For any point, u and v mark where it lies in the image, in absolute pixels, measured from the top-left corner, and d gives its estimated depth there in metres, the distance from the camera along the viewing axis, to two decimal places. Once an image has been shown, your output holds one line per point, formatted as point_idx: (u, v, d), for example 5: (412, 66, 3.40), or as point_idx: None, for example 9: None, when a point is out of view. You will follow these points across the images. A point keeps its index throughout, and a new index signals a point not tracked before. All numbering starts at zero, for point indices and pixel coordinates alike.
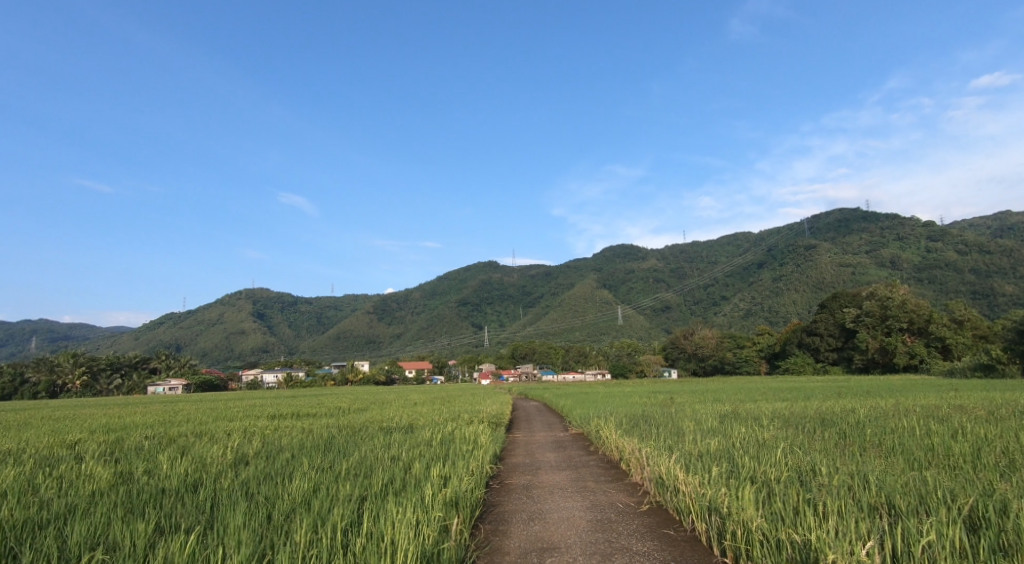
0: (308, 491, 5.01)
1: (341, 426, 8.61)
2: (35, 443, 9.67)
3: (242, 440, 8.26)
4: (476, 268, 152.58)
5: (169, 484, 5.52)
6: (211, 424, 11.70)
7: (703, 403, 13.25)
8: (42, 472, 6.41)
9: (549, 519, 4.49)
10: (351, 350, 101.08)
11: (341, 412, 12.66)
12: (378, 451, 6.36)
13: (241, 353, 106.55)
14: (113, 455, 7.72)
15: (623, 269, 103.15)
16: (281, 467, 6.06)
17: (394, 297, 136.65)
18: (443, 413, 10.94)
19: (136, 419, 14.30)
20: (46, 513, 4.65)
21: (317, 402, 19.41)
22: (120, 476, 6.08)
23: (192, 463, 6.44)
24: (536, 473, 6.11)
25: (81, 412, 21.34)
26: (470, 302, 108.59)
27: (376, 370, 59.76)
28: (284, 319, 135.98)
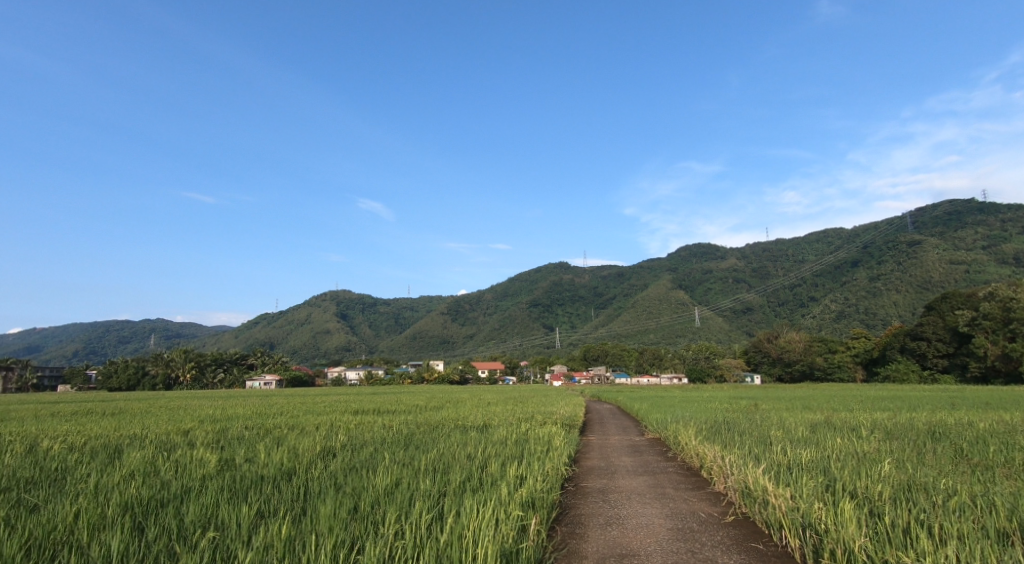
0: (392, 484, 5.16)
1: (420, 422, 8.83)
2: (151, 429, 10.55)
3: (328, 433, 8.59)
4: (549, 269, 152.41)
5: (266, 472, 5.82)
6: (303, 416, 12.42)
7: (794, 411, 12.60)
8: (155, 455, 6.94)
9: (627, 525, 4.41)
10: (426, 350, 103.90)
11: (420, 409, 13.01)
12: (455, 448, 6.48)
13: (326, 351, 112.04)
14: (215, 442, 8.26)
15: (701, 270, 100.53)
16: (366, 460, 6.27)
17: (468, 298, 139.18)
18: (517, 414, 11.00)
19: (237, 411, 15.31)
20: (162, 492, 5.03)
21: (398, 400, 20.08)
22: (223, 462, 6.50)
23: (283, 453, 6.76)
24: (612, 477, 6.02)
25: (191, 403, 23.25)
26: (542, 304, 109.00)
27: (451, 370, 61.05)
28: (365, 321, 141.57)
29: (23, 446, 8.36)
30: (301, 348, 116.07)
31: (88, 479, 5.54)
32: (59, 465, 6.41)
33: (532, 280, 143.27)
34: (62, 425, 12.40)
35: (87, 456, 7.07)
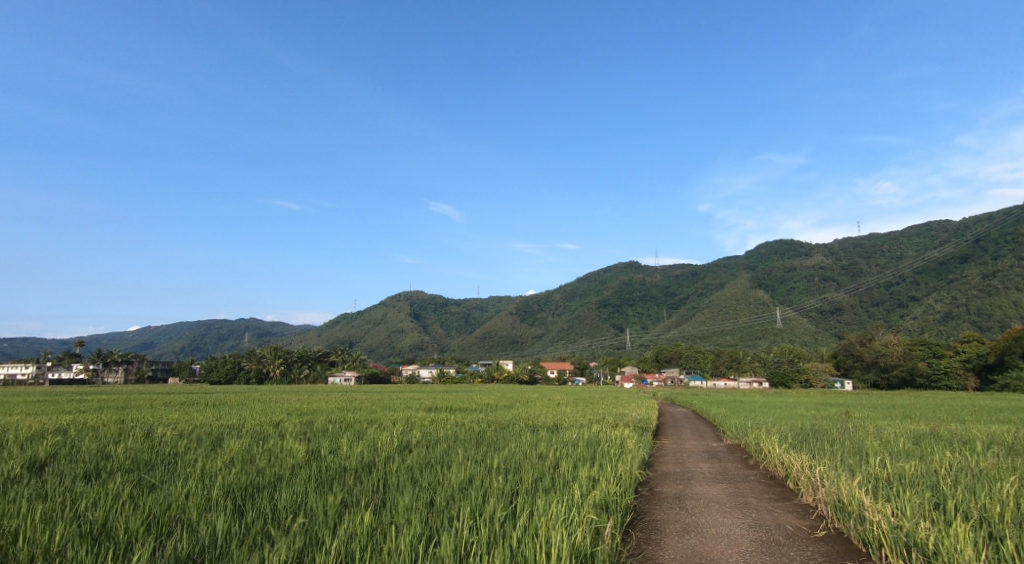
0: (465, 481, 5.22)
1: (491, 421, 8.90)
2: (246, 419, 11.24)
3: (404, 429, 8.79)
4: (619, 269, 150.19)
5: (349, 463, 6.05)
6: (381, 412, 12.83)
7: (890, 421, 11.75)
8: (249, 444, 7.36)
9: (705, 533, 4.27)
10: (496, 349, 105.00)
11: (491, 408, 13.09)
12: (527, 448, 6.49)
13: (400, 351, 115.47)
14: (301, 434, 8.66)
15: (783, 269, 96.03)
16: (440, 456, 6.37)
17: (537, 299, 139.47)
18: (589, 416, 10.88)
19: (320, 405, 15.97)
20: (257, 479, 5.33)
21: (471, 398, 20.31)
22: (310, 453, 6.80)
23: (363, 447, 6.99)
24: (689, 483, 5.84)
25: (279, 397, 24.52)
26: (611, 304, 107.66)
27: (520, 370, 61.36)
28: (436, 322, 144.73)
29: (136, 431, 9.08)
30: (377, 347, 119.99)
31: (192, 464, 5.94)
32: (169, 450, 6.92)
33: (602, 279, 141.72)
34: (169, 414, 13.37)
35: (191, 442, 7.60)
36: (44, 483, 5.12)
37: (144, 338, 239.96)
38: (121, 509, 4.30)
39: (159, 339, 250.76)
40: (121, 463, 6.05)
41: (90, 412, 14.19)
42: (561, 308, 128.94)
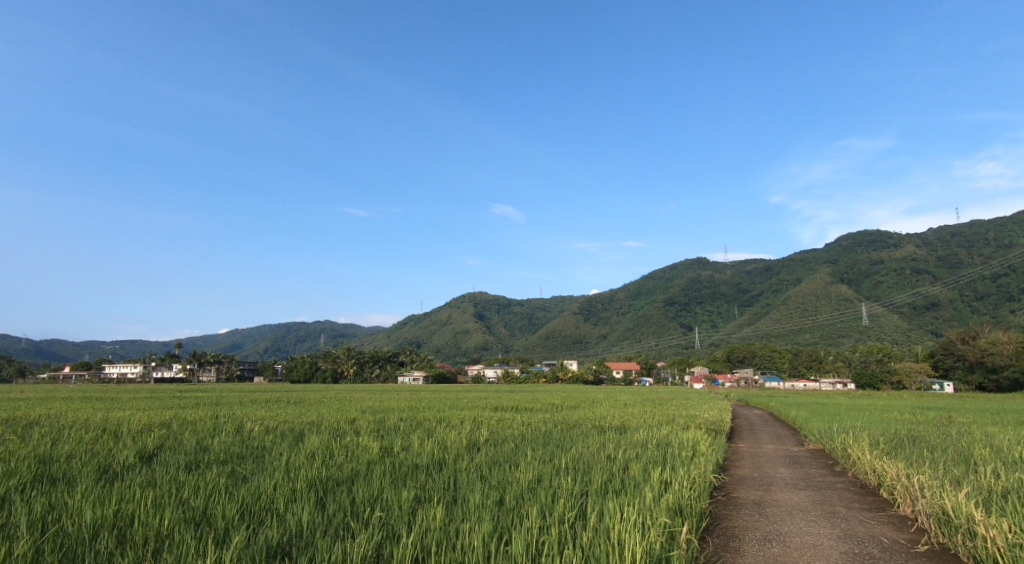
0: (534, 480, 5.21)
1: (558, 421, 8.84)
2: (323, 417, 11.66)
3: (472, 428, 8.86)
4: (687, 266, 146.20)
5: (422, 461, 6.16)
6: (450, 411, 12.99)
7: (997, 427, 10.81)
8: (328, 440, 7.61)
9: (790, 542, 4.07)
10: (560, 350, 104.79)
11: (557, 408, 13.02)
12: (596, 448, 6.41)
13: (466, 351, 117.36)
14: (375, 431, 8.88)
15: (869, 263, 90.52)
16: (509, 456, 6.37)
17: (601, 298, 138.06)
18: (659, 417, 10.63)
19: (393, 404, 16.35)
20: (336, 473, 5.50)
21: (538, 397, 20.25)
22: (383, 449, 6.98)
23: (433, 444, 7.08)
24: (768, 489, 5.60)
25: (353, 395, 25.34)
26: (679, 302, 105.16)
27: (585, 370, 60.97)
28: (500, 322, 145.87)
29: (225, 426, 9.59)
30: (444, 348, 122.44)
31: (277, 458, 6.21)
32: (258, 444, 7.30)
33: (669, 276, 138.52)
34: (255, 410, 14.06)
35: (276, 438, 7.94)
36: (149, 472, 5.48)
37: (228, 342, 254.62)
38: (217, 498, 4.55)
39: (242, 343, 264.94)
40: (215, 455, 6.40)
41: (187, 408, 15.16)
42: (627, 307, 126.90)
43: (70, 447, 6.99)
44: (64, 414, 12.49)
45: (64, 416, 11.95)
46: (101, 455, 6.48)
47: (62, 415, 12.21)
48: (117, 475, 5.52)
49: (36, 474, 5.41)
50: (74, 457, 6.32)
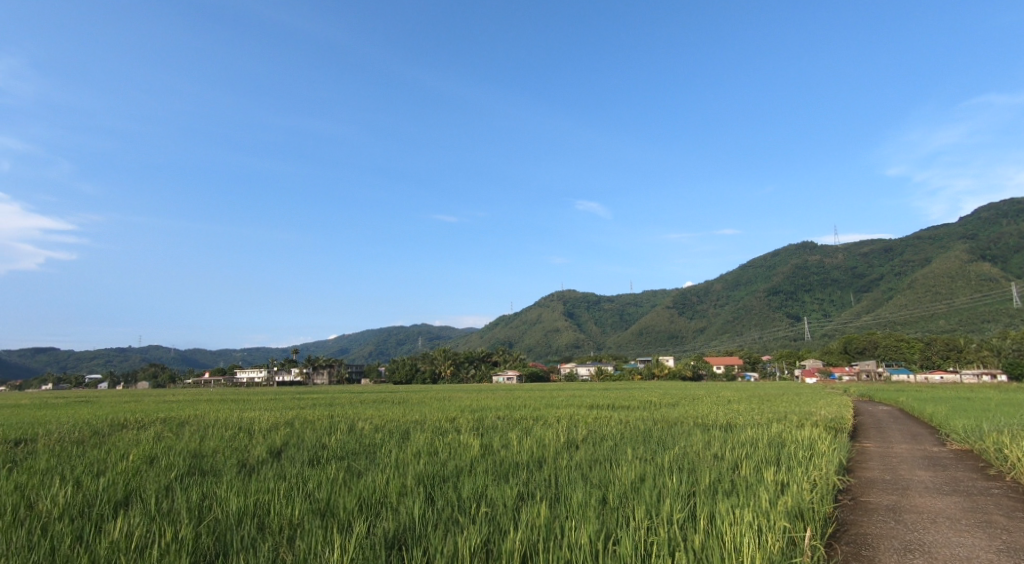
0: (638, 479, 5.08)
1: (658, 419, 8.56)
2: (426, 416, 11.98)
3: (569, 426, 8.78)
4: (790, 253, 137.99)
5: (523, 458, 6.16)
6: (546, 409, 12.98)
7: None
8: (432, 438, 7.76)
9: (935, 554, 3.67)
10: (655, 345, 102.54)
11: (655, 406, 12.65)
12: (701, 447, 6.11)
13: (558, 349, 117.75)
14: (475, 429, 9.01)
15: (1014, 237, 80.65)
16: (610, 453, 6.25)
17: (698, 291, 133.18)
18: (768, 414, 10.05)
19: (490, 403, 16.52)
20: (441, 470, 5.60)
21: (635, 395, 19.68)
22: (483, 446, 7.06)
23: (532, 443, 7.05)
24: (905, 493, 5.10)
25: (453, 394, 25.91)
26: (783, 291, 99.45)
27: (683, 366, 59.10)
28: (591, 319, 144.65)
29: (338, 425, 10.07)
30: (537, 348, 123.18)
31: (387, 455, 6.41)
32: (369, 441, 7.61)
33: (772, 264, 131.10)
34: (363, 410, 14.65)
35: (385, 436, 8.23)
36: (276, 467, 5.82)
37: (335, 349, 270.59)
38: (338, 490, 4.76)
39: (346, 349, 279.67)
40: (332, 452, 6.71)
41: (305, 408, 16.07)
42: (726, 301, 121.54)
43: (212, 443, 7.57)
44: (203, 415, 13.62)
45: (199, 417, 12.99)
46: (238, 450, 6.97)
47: (199, 416, 13.32)
48: (253, 469, 5.92)
49: (187, 467, 5.91)
50: (215, 452, 6.85)
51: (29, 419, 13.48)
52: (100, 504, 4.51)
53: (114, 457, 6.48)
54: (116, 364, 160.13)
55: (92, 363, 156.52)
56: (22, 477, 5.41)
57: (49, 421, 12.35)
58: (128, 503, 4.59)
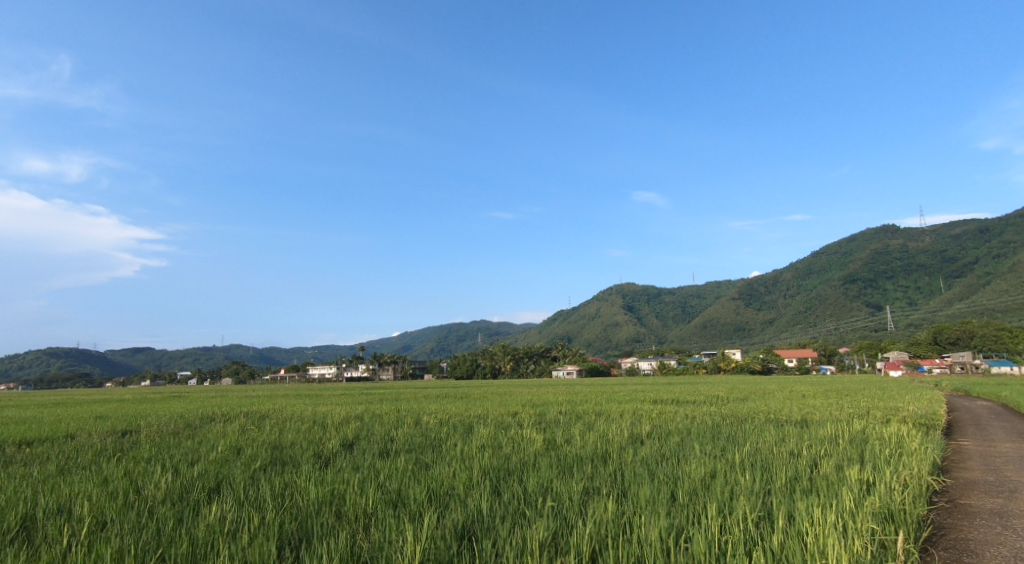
0: (709, 476, 4.91)
1: (727, 414, 8.24)
2: (488, 411, 12.04)
3: (633, 421, 8.59)
4: (865, 240, 130.88)
5: (587, 453, 6.05)
6: (607, 404, 12.86)
7: None
8: (495, 432, 7.76)
9: None
10: (721, 339, 99.84)
11: (723, 401, 12.23)
12: (775, 443, 5.85)
13: (619, 343, 116.64)
14: (538, 424, 8.96)
15: None
16: (679, 449, 6.05)
17: (766, 281, 128.38)
18: (847, 409, 9.51)
19: (551, 398, 16.44)
20: (505, 464, 5.58)
21: (702, 390, 19.12)
22: (548, 441, 6.99)
23: (595, 438, 6.94)
24: (1011, 498, 4.68)
25: (516, 389, 26.00)
26: (862, 279, 94.37)
27: (752, 359, 57.24)
28: (653, 312, 142.23)
29: (404, 419, 10.27)
30: (597, 343, 122.37)
31: (453, 448, 6.44)
32: (435, 435, 7.68)
33: (849, 250, 124.56)
34: (428, 405, 14.88)
35: (449, 430, 8.29)
36: (349, 459, 5.93)
37: (400, 346, 277.61)
38: (408, 482, 4.81)
39: (409, 346, 286.02)
40: (402, 445, 6.81)
41: (373, 403, 16.49)
42: (795, 291, 116.72)
43: (291, 436, 7.83)
44: (280, 410, 14.22)
45: (275, 411, 13.53)
46: (313, 442, 7.18)
47: (275, 410, 13.93)
48: (328, 460, 6.07)
49: (269, 458, 6.13)
50: (292, 444, 7.07)
51: (127, 413, 14.46)
52: (195, 490, 4.72)
53: (205, 448, 6.82)
54: (199, 361, 170.09)
55: (179, 363, 166.86)
56: (127, 465, 5.75)
57: (145, 414, 13.23)
58: (219, 489, 4.78)
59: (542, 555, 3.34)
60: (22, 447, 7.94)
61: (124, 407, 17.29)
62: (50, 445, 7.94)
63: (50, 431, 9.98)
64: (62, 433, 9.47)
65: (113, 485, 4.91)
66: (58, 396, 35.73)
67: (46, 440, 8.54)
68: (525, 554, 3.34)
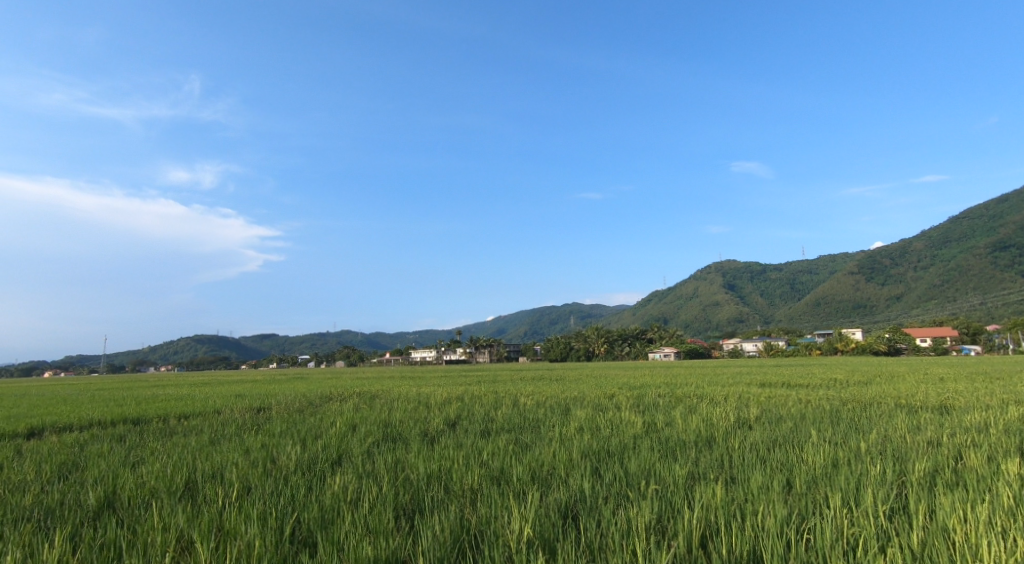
0: (830, 464, 4.51)
1: (846, 399, 7.59)
2: (586, 392, 11.92)
3: (739, 405, 8.14)
4: (1011, 204, 116.52)
5: (690, 437, 5.76)
6: (710, 386, 12.41)
7: None
8: (593, 415, 7.57)
9: None
10: (837, 317, 93.26)
11: (840, 384, 11.31)
12: (906, 431, 5.27)
13: (720, 323, 112.36)
14: (637, 407, 8.69)
15: None
16: (794, 435, 5.59)
17: (889, 253, 117.99)
18: (989, 394, 8.45)
19: (649, 381, 16.01)
20: (605, 446, 5.39)
21: (813, 373, 17.86)
22: (648, 424, 6.72)
23: (699, 422, 6.60)
24: None
25: (614, 372, 25.68)
26: (1011, 247, 84.20)
27: (875, 339, 52.99)
28: (758, 291, 135.38)
29: (504, 400, 10.39)
30: (697, 325, 118.58)
31: (552, 430, 6.34)
32: (533, 416, 7.64)
33: (994, 216, 111.39)
34: (527, 386, 14.99)
35: (548, 411, 8.23)
36: (454, 438, 5.97)
37: (497, 329, 283.85)
38: (510, 461, 4.76)
39: (506, 330, 290.74)
40: (503, 426, 6.78)
41: (474, 384, 16.83)
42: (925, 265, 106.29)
43: (398, 415, 8.08)
44: (390, 390, 14.84)
45: (384, 391, 14.13)
46: (419, 421, 7.33)
47: (382, 391, 14.61)
48: (434, 438, 6.16)
49: (380, 434, 6.33)
50: (401, 423, 7.25)
51: (257, 392, 15.69)
52: (320, 461, 4.93)
53: (325, 424, 7.14)
54: (317, 346, 183.22)
55: (297, 348, 180.11)
56: (262, 439, 6.12)
57: (274, 394, 14.28)
58: (340, 462, 4.97)
59: (649, 537, 3.16)
60: (178, 420, 8.75)
61: (254, 387, 18.77)
62: (200, 419, 8.70)
63: (199, 406, 10.99)
64: (209, 408, 10.43)
65: (253, 455, 5.22)
66: (200, 377, 39.68)
67: (197, 414, 9.40)
68: (632, 536, 3.18)
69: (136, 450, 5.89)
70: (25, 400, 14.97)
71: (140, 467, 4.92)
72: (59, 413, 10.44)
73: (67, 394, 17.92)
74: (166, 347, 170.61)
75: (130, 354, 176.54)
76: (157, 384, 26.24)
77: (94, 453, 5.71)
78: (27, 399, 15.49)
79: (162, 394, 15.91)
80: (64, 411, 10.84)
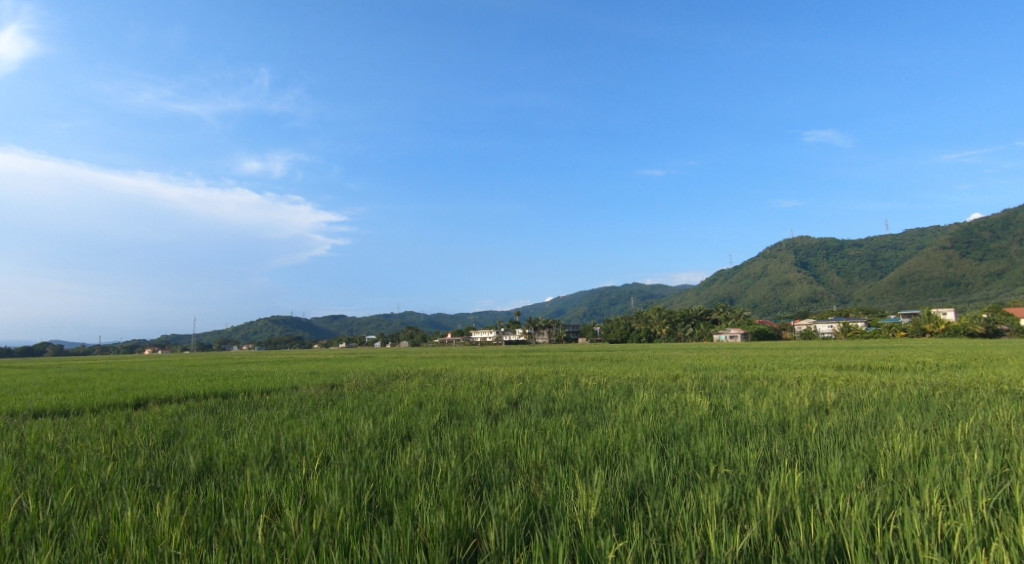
0: (919, 452, 4.15)
1: (935, 384, 7.00)
2: (649, 373, 11.73)
3: (812, 389, 7.68)
4: None
5: (760, 421, 5.48)
6: (780, 369, 11.93)
7: None
8: (659, 397, 7.31)
9: None
10: (924, 295, 87.75)
11: (925, 368, 10.56)
12: (1000, 419, 4.81)
13: (791, 304, 108.69)
14: (703, 389, 8.41)
15: None
16: (876, 421, 5.23)
17: (987, 226, 109.17)
18: None
19: (712, 363, 15.58)
20: (671, 428, 5.19)
21: (892, 356, 16.91)
22: (716, 407, 6.41)
23: (770, 405, 6.27)
24: None
25: (677, 353, 25.30)
26: None
27: (969, 319, 49.57)
28: (833, 269, 129.18)
29: (566, 380, 10.29)
30: (767, 306, 114.92)
31: (616, 410, 6.18)
32: (596, 397, 7.44)
33: None
34: (588, 368, 14.84)
35: (610, 392, 8.03)
36: (518, 416, 5.89)
37: (557, 309, 284.89)
38: (575, 440, 4.63)
39: (566, 310, 290.01)
40: (567, 406, 6.65)
41: (533, 364, 16.81)
42: None
43: (462, 393, 8.11)
44: (455, 369, 15.06)
45: (448, 370, 14.30)
46: (482, 401, 7.31)
47: (447, 370, 14.85)
48: (499, 417, 6.10)
49: (446, 411, 6.34)
50: (464, 401, 7.26)
51: (330, 369, 16.30)
52: (392, 435, 4.98)
53: (394, 402, 7.23)
54: (384, 327, 189.03)
55: (364, 329, 186.44)
56: (337, 413, 6.24)
57: (344, 371, 14.73)
58: (410, 437, 4.98)
59: (722, 520, 2.99)
60: (261, 394, 9.15)
61: (326, 365, 19.44)
62: (281, 394, 9.04)
63: (279, 382, 11.49)
64: (289, 384, 10.87)
65: (329, 428, 5.33)
66: (275, 356, 41.60)
67: (278, 390, 9.76)
68: (704, 518, 3.03)
69: (227, 421, 6.15)
70: (126, 375, 16.09)
71: (232, 436, 5.13)
72: (158, 386, 11.13)
73: (163, 370, 19.12)
74: (245, 327, 180.14)
75: (213, 334, 187.60)
76: (238, 361, 27.81)
77: (191, 423, 6.01)
78: (131, 374, 16.69)
79: (244, 371, 16.74)
80: (162, 384, 11.55)
